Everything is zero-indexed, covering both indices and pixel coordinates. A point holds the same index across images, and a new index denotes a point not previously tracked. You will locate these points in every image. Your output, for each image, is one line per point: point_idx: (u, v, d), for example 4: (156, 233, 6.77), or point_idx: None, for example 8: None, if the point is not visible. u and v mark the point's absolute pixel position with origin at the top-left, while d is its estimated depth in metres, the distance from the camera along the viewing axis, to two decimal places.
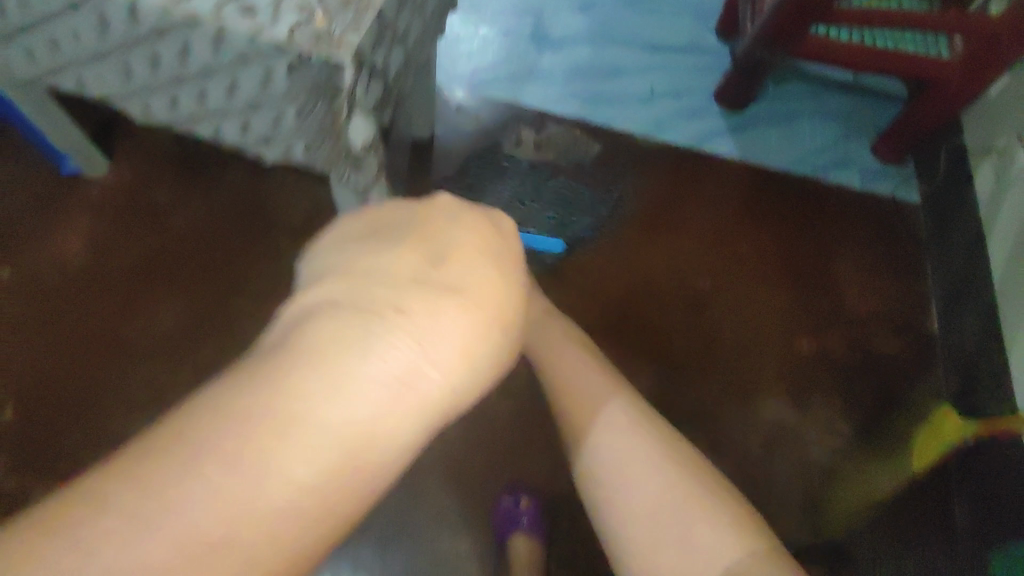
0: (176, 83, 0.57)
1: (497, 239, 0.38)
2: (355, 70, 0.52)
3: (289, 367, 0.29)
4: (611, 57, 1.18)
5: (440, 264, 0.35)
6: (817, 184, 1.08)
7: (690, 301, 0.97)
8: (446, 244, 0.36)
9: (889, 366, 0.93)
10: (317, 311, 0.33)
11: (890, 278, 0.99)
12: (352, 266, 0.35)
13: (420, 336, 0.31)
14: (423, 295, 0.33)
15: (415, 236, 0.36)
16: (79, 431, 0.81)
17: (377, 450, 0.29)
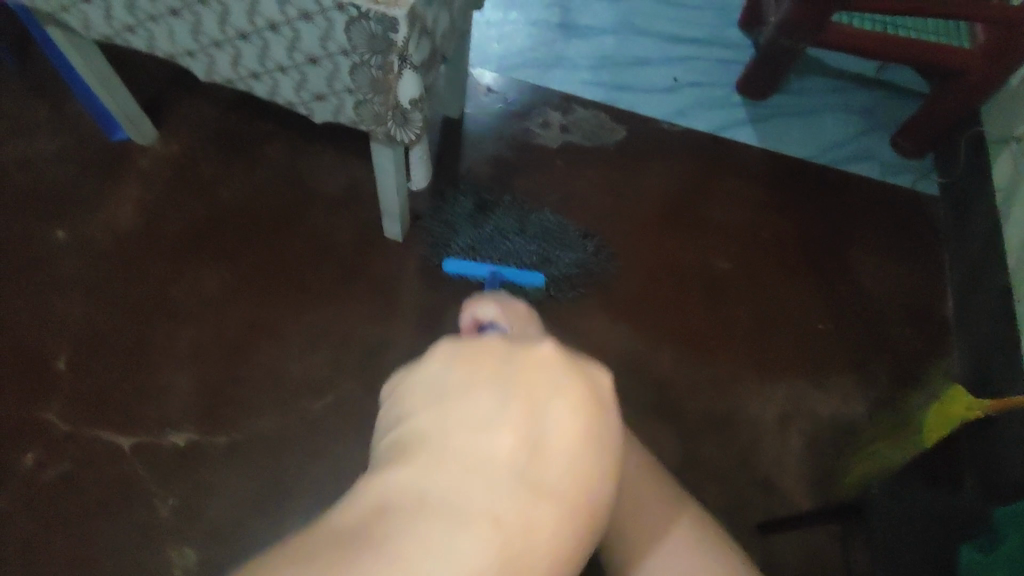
0: (242, 41, 0.62)
1: (600, 404, 0.33)
2: (410, 29, 0.54)
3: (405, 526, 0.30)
4: (637, 47, 1.22)
5: (536, 453, 0.31)
6: (836, 173, 1.11)
7: (710, 280, 1.00)
8: (541, 408, 0.32)
9: (905, 347, 0.95)
10: (405, 501, 0.31)
11: (906, 264, 1.02)
12: (443, 433, 0.32)
13: (508, 540, 0.29)
14: (521, 490, 0.30)
15: (510, 395, 0.32)
16: (123, 380, 0.84)
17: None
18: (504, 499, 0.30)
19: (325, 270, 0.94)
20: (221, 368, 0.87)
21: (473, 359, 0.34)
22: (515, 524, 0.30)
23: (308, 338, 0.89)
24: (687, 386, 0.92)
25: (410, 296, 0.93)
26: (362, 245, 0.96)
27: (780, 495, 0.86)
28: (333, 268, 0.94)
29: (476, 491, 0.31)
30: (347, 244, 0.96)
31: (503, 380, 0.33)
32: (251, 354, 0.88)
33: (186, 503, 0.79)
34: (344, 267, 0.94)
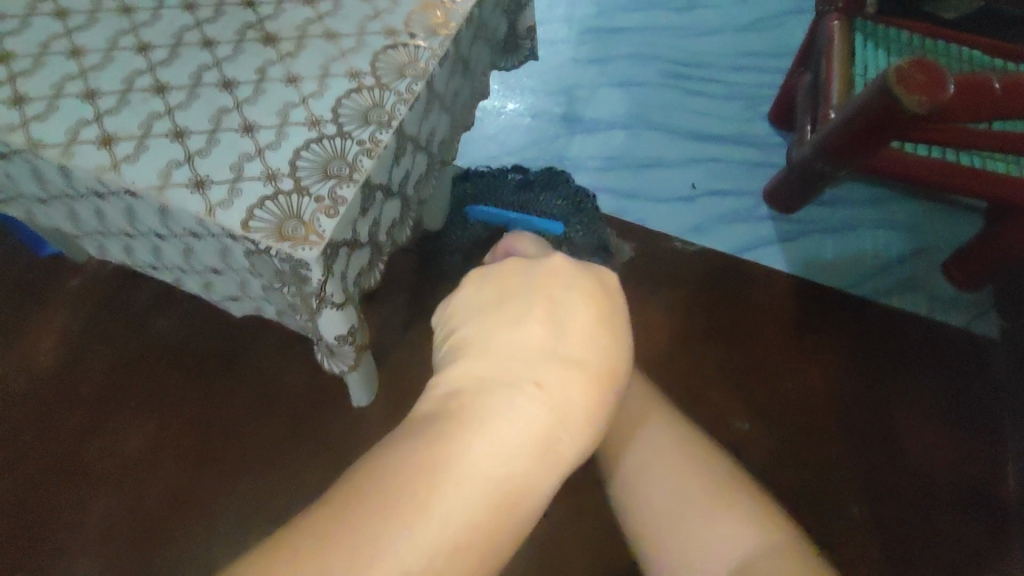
0: (129, 239, 0.49)
1: (610, 306, 0.37)
2: (328, 262, 0.41)
3: (450, 431, 0.31)
4: (649, 144, 1.08)
5: (566, 335, 0.35)
6: (877, 307, 0.95)
7: (726, 445, 0.84)
8: (565, 309, 0.36)
9: (958, 543, 0.79)
10: (465, 382, 0.34)
11: (960, 430, 0.86)
12: (489, 327, 0.36)
13: (555, 402, 0.32)
14: (558, 367, 0.34)
15: (539, 297, 0.37)
16: (19, 568, 0.72)
17: (537, 491, 0.31)
18: (543, 381, 0.33)
19: (272, 429, 0.80)
20: (133, 555, 0.73)
21: (499, 266, 0.40)
22: (557, 395, 0.33)
23: (241, 517, 0.75)
24: None
25: None
26: (318, 393, 0.82)
27: None
28: (282, 423, 0.80)
29: (518, 369, 0.34)
30: (301, 392, 0.82)
31: (531, 286, 0.37)
32: (172, 541, 0.74)
33: None
34: (295, 422, 0.80)
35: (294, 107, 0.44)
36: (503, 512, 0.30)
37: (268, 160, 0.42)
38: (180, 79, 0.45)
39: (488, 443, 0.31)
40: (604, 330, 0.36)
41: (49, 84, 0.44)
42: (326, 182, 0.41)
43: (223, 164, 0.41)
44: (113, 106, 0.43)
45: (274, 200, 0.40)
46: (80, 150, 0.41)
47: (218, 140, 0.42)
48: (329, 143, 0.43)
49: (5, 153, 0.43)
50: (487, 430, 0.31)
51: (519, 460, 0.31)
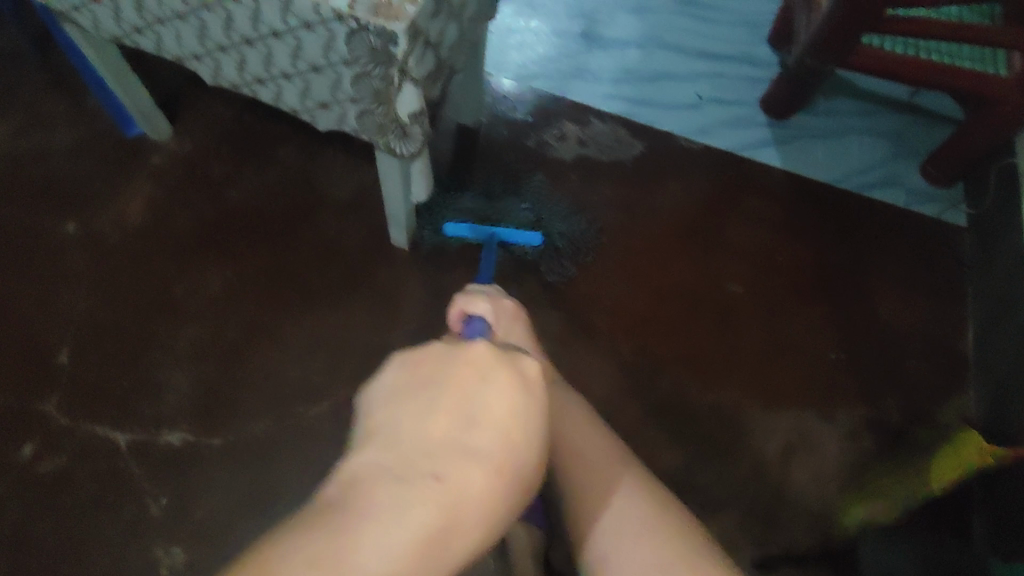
0: (246, 49, 0.61)
1: (521, 400, 0.40)
2: (410, 42, 0.53)
3: (339, 517, 0.33)
4: (659, 60, 1.20)
5: (474, 423, 0.39)
6: (859, 198, 1.08)
7: (721, 304, 0.97)
8: (477, 401, 0.39)
9: (921, 383, 0.91)
10: (381, 466, 0.37)
11: (928, 296, 0.98)
12: (402, 417, 0.39)
13: (454, 496, 0.36)
14: (459, 458, 0.37)
15: (451, 389, 0.40)
16: (122, 376, 0.85)
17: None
18: (445, 470, 0.36)
19: (331, 277, 0.93)
20: (218, 369, 0.86)
21: (420, 369, 0.42)
22: (458, 487, 0.36)
23: (304, 347, 0.89)
24: (687, 412, 0.90)
25: (414, 305, 0.92)
26: (369, 249, 0.95)
27: (783, 531, 0.83)
28: (339, 272, 0.94)
29: (418, 461, 0.37)
30: (355, 246, 0.95)
31: (444, 382, 0.40)
32: (251, 358, 0.87)
33: (178, 503, 0.80)
34: (351, 271, 0.94)
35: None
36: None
37: None
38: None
39: (387, 537, 0.33)
40: (502, 435, 0.39)
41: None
42: None
43: None
44: None
45: None
46: None
47: None
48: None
49: None
50: (384, 519, 0.34)
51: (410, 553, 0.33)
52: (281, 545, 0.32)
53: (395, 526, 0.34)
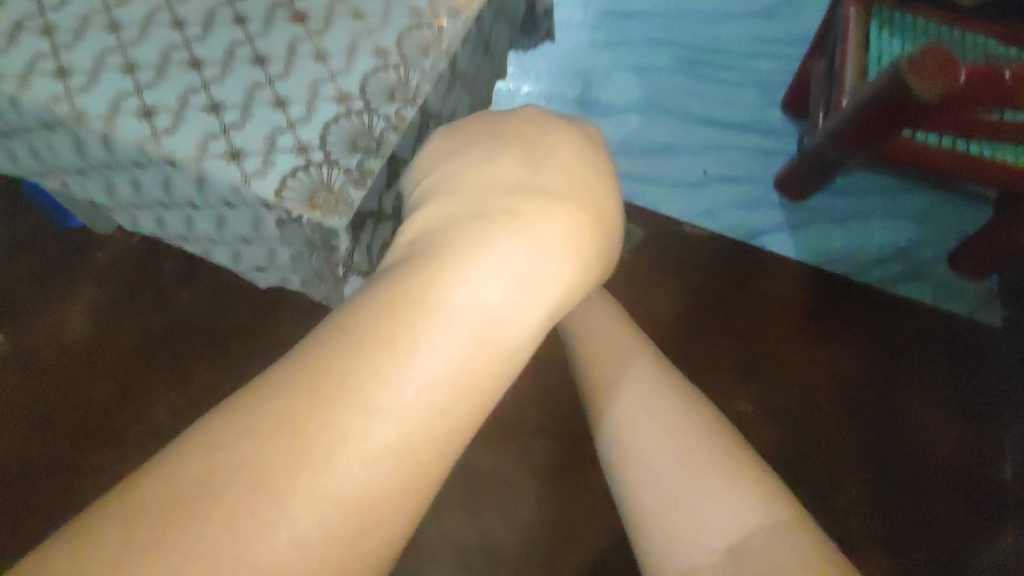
0: (163, 210, 0.51)
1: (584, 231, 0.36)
2: (354, 234, 0.44)
3: (347, 370, 0.28)
4: (661, 129, 1.09)
5: (521, 243, 0.34)
6: (882, 294, 0.97)
7: (730, 426, 0.87)
8: (525, 213, 0.36)
9: (954, 525, 0.82)
10: (447, 226, 0.36)
11: (958, 416, 0.88)
12: (447, 244, 0.34)
13: (533, 229, 0.35)
14: (500, 295, 0.32)
15: (497, 213, 0.35)
16: (52, 524, 0.76)
17: (519, 319, 0.32)
18: (525, 217, 0.35)
19: None
20: None
21: (475, 156, 0.41)
22: (542, 226, 0.35)
23: None
24: None
25: None
26: None
27: None
28: None
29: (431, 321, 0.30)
30: None
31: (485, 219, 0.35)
32: None
33: None
34: None
35: (324, 83, 0.45)
36: (480, 352, 0.31)
37: (299, 133, 0.43)
38: (215, 54, 0.46)
39: (472, 280, 0.32)
40: (584, 194, 0.38)
41: (91, 55, 0.45)
42: (354, 156, 0.43)
43: (257, 138, 0.43)
44: (155, 78, 0.45)
45: (308, 170, 0.42)
46: (124, 123, 0.43)
47: (251, 115, 0.43)
48: (360, 117, 0.44)
49: (50, 124, 0.45)
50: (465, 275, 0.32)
51: (502, 293, 0.32)
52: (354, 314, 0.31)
53: (485, 266, 0.33)
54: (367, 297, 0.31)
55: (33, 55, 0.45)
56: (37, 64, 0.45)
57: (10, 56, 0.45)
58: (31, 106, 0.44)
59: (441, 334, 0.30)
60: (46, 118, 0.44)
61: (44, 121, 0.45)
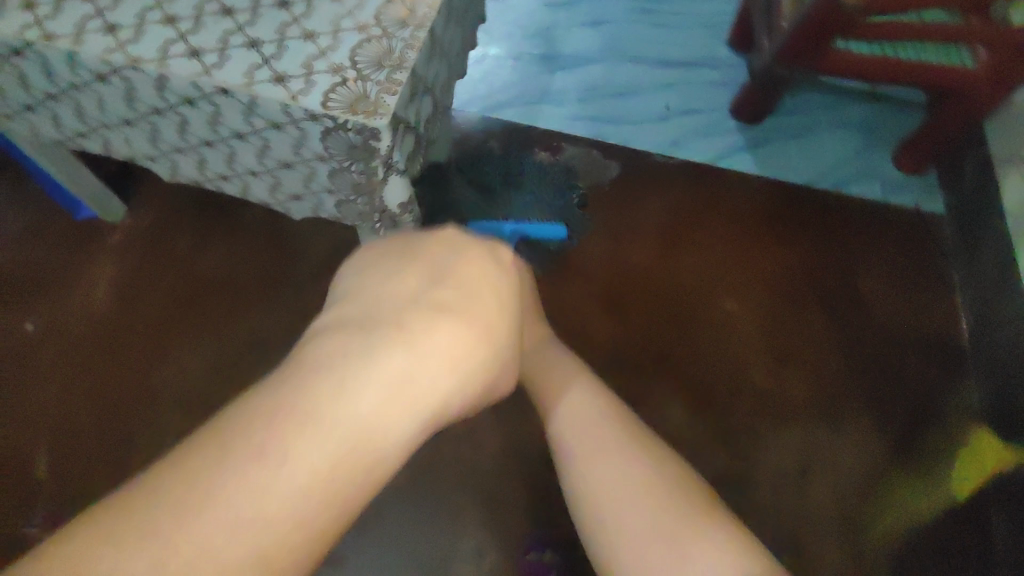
0: (207, 150, 0.57)
1: (464, 342, 0.48)
2: (392, 135, 0.50)
3: (283, 418, 0.38)
4: (622, 74, 1.17)
5: (417, 350, 0.45)
6: (839, 195, 1.07)
7: (717, 322, 0.96)
8: (423, 324, 0.46)
9: (922, 381, 0.92)
10: (358, 316, 0.46)
11: (916, 290, 0.99)
12: (358, 334, 0.44)
13: (418, 344, 0.45)
14: (397, 387, 0.42)
15: (393, 320, 0.46)
16: (110, 476, 0.81)
17: (398, 416, 0.42)
18: (421, 326, 0.46)
19: None
20: None
21: (380, 271, 0.51)
22: (429, 338, 0.46)
23: None
24: (699, 440, 0.89)
25: None
26: None
27: (806, 556, 0.82)
28: None
29: (350, 403, 0.40)
30: None
31: (385, 316, 0.46)
32: None
33: None
34: None
35: (345, 17, 0.52)
36: (355, 449, 0.39)
37: (333, 59, 0.50)
38: (243, 2, 0.52)
39: (366, 384, 0.41)
40: (467, 305, 0.50)
41: (132, 12, 0.51)
42: (384, 71, 0.50)
43: (298, 64, 0.49)
44: (193, 28, 0.51)
45: (347, 84, 0.49)
46: (175, 61, 0.49)
47: (289, 46, 0.50)
48: (382, 42, 0.51)
49: (103, 75, 0.51)
50: (364, 374, 0.42)
51: (393, 398, 0.42)
52: (285, 392, 0.40)
53: (377, 376, 0.42)
54: (291, 380, 0.41)
55: (81, 17, 0.50)
56: (86, 25, 0.50)
57: (59, 19, 0.50)
58: (85, 59, 0.50)
59: (330, 430, 0.38)
60: (98, 70, 0.50)
61: (96, 74, 0.51)
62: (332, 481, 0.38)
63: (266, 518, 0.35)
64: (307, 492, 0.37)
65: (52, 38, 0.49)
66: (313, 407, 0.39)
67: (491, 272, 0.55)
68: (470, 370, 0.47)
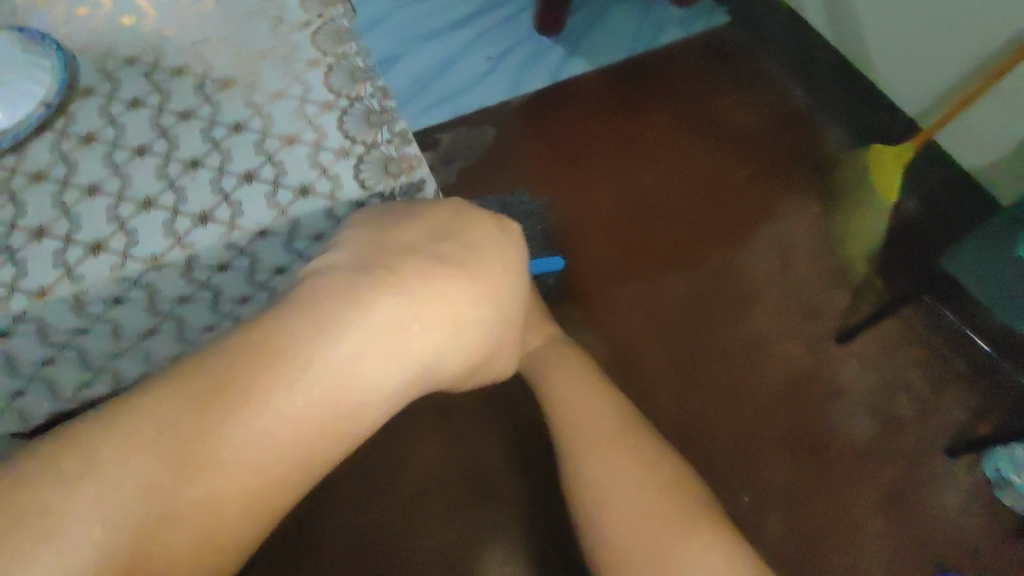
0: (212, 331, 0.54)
1: (460, 289, 0.49)
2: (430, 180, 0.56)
3: (280, 366, 0.42)
4: (433, 52, 1.20)
5: (407, 300, 0.46)
6: (657, 50, 1.23)
7: (648, 194, 1.10)
8: (418, 276, 0.48)
9: (804, 142, 1.13)
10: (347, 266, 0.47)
11: (752, 82, 1.19)
12: (358, 288, 0.46)
13: (416, 298, 0.47)
14: (395, 337, 0.45)
15: (385, 272, 0.47)
16: None
17: (381, 376, 0.45)
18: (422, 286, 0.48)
19: None
20: None
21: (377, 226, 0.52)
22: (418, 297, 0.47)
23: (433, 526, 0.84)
24: (705, 285, 1.02)
25: None
26: None
27: (826, 308, 0.99)
28: None
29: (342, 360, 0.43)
30: None
31: (379, 267, 0.47)
32: None
33: None
34: None
35: (304, 105, 0.55)
36: (343, 395, 0.43)
37: (330, 145, 0.53)
38: (201, 146, 0.53)
39: (359, 346, 0.44)
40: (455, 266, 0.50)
41: (103, 219, 0.50)
42: (384, 130, 0.55)
43: (307, 168, 0.52)
44: (177, 199, 0.50)
45: (366, 162, 0.53)
46: (194, 234, 0.50)
47: (280, 152, 0.53)
48: (357, 107, 0.55)
49: (118, 294, 0.49)
50: (362, 333, 0.45)
51: (370, 360, 0.44)
52: (283, 338, 0.43)
53: (365, 338, 0.44)
54: (291, 320, 0.44)
55: (56, 253, 0.48)
56: (68, 258, 0.48)
57: (32, 270, 0.48)
58: (98, 289, 0.48)
59: (310, 383, 0.42)
60: (115, 293, 0.49)
61: (111, 295, 0.49)
62: (308, 431, 0.42)
63: (252, 457, 0.41)
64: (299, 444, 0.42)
65: (46, 292, 0.48)
66: (306, 357, 0.43)
67: (490, 234, 0.54)
68: (462, 312, 0.49)
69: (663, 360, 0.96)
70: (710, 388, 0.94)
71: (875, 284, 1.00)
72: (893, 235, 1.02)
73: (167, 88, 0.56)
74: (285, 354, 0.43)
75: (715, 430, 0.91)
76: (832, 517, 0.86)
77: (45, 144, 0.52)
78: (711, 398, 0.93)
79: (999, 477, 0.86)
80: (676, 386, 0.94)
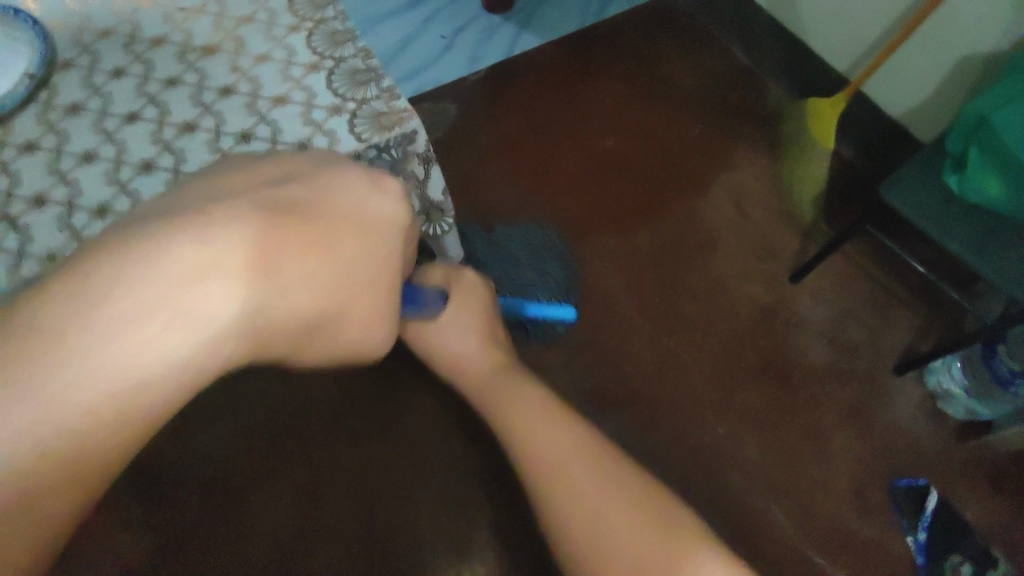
0: None
1: (318, 249, 0.40)
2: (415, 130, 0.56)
3: (21, 345, 0.30)
4: (388, 33, 1.22)
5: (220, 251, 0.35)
6: (604, 21, 1.29)
7: (608, 156, 1.16)
8: (234, 219, 0.36)
9: (748, 99, 1.20)
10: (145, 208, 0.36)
11: (695, 47, 1.26)
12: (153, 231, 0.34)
13: (232, 250, 0.35)
14: (198, 299, 0.34)
15: (195, 211, 0.36)
16: None
17: (176, 361, 0.34)
18: (279, 257, 0.38)
19: None
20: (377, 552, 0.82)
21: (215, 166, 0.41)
22: (266, 267, 0.38)
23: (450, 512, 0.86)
24: (669, 238, 1.08)
25: None
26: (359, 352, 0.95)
27: (779, 252, 1.07)
28: None
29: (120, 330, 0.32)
30: None
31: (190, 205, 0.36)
32: None
33: None
34: None
35: (291, 67, 0.56)
36: (126, 391, 0.33)
37: (321, 103, 0.55)
38: (192, 110, 0.54)
39: (148, 317, 0.33)
40: (332, 243, 0.41)
41: (102, 183, 0.50)
42: (372, 86, 0.56)
43: (300, 126, 0.54)
44: (177, 160, 0.51)
45: (357, 115, 0.54)
46: None
47: (273, 111, 0.54)
48: (343, 67, 0.57)
49: None
50: (184, 298, 0.34)
51: (162, 337, 0.33)
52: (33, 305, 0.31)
53: (153, 306, 0.33)
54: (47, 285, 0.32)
55: (60, 219, 0.49)
56: (73, 222, 0.48)
57: (36, 235, 0.48)
58: None
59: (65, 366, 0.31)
60: None
61: None
62: (66, 435, 0.31)
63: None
64: (66, 430, 0.31)
65: (54, 256, 0.47)
66: (58, 327, 0.31)
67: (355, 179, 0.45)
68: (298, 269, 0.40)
69: (635, 309, 1.02)
70: (680, 332, 1.00)
71: (821, 226, 1.09)
72: (835, 176, 1.13)
73: (147, 57, 0.55)
74: (32, 325, 0.31)
75: (687, 369, 0.98)
76: (800, 436, 0.94)
77: (32, 116, 0.52)
78: (682, 341, 1.00)
79: (939, 390, 0.95)
80: (649, 333, 1.00)
